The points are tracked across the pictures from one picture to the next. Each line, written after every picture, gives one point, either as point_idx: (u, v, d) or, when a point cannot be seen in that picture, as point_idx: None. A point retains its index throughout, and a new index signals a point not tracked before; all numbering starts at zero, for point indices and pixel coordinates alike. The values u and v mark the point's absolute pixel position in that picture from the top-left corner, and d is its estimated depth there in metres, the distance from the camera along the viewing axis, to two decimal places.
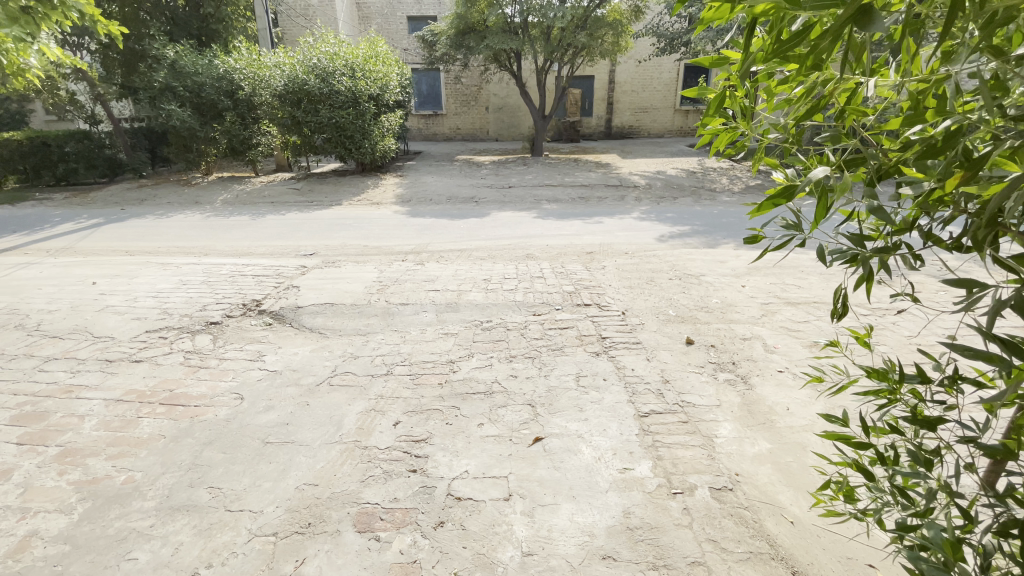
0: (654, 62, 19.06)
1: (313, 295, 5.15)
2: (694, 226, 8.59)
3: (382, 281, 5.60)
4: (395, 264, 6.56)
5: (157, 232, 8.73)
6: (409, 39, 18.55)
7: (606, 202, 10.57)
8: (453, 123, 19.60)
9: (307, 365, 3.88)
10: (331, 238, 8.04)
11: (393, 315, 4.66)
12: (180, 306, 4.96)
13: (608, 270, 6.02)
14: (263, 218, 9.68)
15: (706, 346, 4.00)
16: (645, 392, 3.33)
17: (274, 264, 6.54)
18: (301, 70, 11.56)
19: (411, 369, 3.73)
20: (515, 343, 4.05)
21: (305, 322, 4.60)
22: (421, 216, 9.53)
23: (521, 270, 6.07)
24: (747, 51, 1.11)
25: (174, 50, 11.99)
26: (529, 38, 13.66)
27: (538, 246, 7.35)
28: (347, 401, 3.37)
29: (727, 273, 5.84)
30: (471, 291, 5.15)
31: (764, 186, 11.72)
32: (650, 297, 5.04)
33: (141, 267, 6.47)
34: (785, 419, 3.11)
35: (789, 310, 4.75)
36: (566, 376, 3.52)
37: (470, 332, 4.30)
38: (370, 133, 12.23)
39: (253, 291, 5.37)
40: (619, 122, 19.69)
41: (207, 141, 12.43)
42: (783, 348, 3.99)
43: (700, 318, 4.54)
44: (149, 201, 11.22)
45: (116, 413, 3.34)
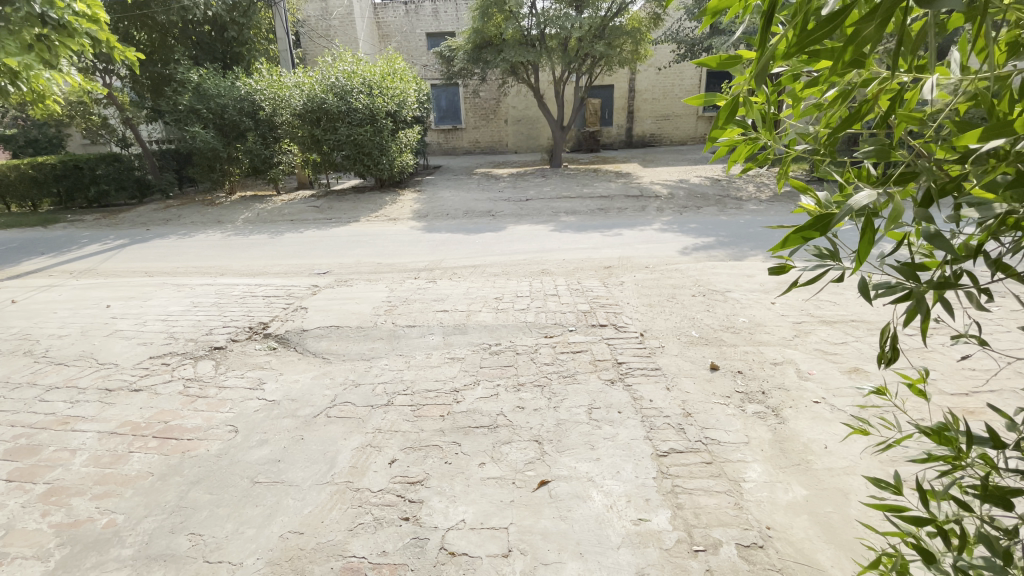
0: (675, 69, 18.73)
1: (320, 317, 5.02)
2: (719, 237, 8.22)
3: (391, 300, 5.45)
4: (407, 282, 6.42)
5: (177, 252, 8.84)
6: (428, 55, 18.72)
7: (626, 213, 10.27)
8: (473, 137, 19.63)
9: (306, 394, 3.72)
10: (346, 256, 7.97)
11: (399, 337, 4.48)
12: (187, 330, 4.91)
13: (627, 287, 5.73)
14: (281, 237, 9.72)
15: (732, 373, 3.66)
16: (665, 427, 3.03)
17: (286, 284, 6.48)
18: (320, 89, 11.69)
19: (413, 399, 3.52)
20: (525, 369, 3.80)
21: (310, 347, 4.46)
22: (436, 232, 9.43)
23: (535, 287, 5.84)
24: (767, 45, 0.87)
25: (198, 74, 12.31)
26: (546, 50, 13.52)
27: (554, 261, 7.10)
28: (343, 435, 3.18)
29: (755, 288, 5.48)
30: (482, 311, 4.94)
31: (793, 193, 11.23)
32: (671, 316, 4.73)
33: (157, 288, 6.51)
34: (823, 460, 2.77)
35: (825, 330, 4.36)
36: (577, 408, 3.25)
37: (477, 356, 4.08)
38: (388, 149, 12.26)
39: (261, 313, 5.29)
40: (640, 131, 19.36)
41: (230, 161, 12.68)
42: (819, 375, 3.62)
43: (725, 339, 4.21)
44: (174, 221, 11.47)
45: (108, 447, 3.25)
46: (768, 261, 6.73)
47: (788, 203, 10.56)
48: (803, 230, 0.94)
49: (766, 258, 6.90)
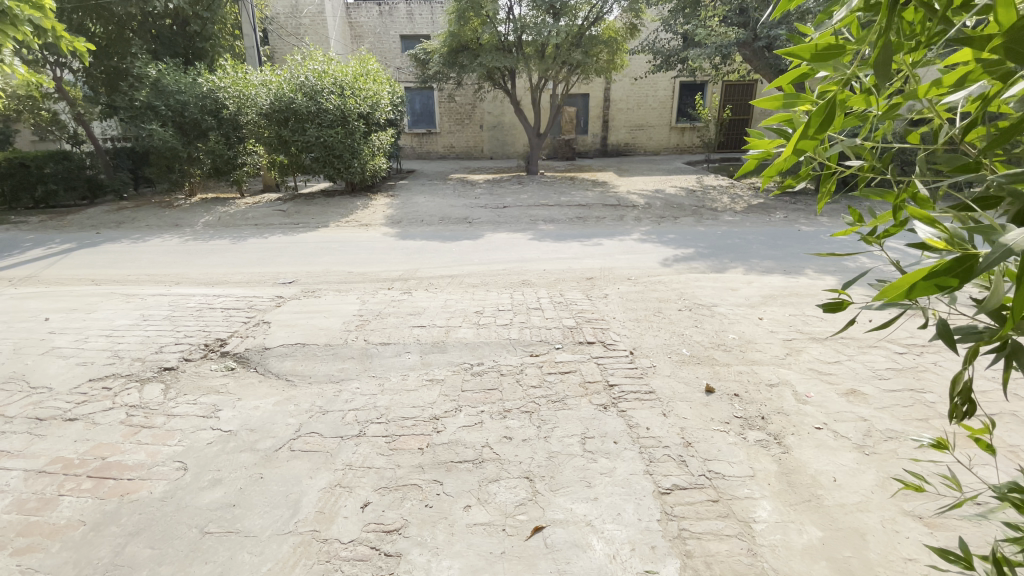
0: (649, 80, 18.87)
1: (285, 332, 4.61)
2: (698, 248, 8.16)
3: (363, 314, 5.09)
4: (380, 293, 6.07)
5: (129, 259, 8.18)
6: (402, 58, 18.33)
7: (604, 222, 10.15)
8: (447, 142, 19.30)
9: (267, 423, 3.33)
10: (314, 264, 7.52)
11: (371, 356, 4.13)
12: (133, 347, 4.41)
13: (611, 300, 5.53)
14: (244, 242, 9.18)
15: (728, 396, 3.48)
16: (665, 460, 2.80)
17: (248, 295, 6.02)
18: (288, 88, 11.18)
19: (389, 429, 3.19)
20: (510, 393, 3.52)
21: (272, 367, 4.07)
22: (411, 239, 9.06)
23: (516, 299, 5.58)
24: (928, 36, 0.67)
25: (157, 69, 11.60)
26: (523, 57, 13.31)
27: (535, 271, 6.86)
28: (309, 473, 2.84)
29: (741, 302, 5.35)
30: (461, 326, 4.63)
31: (766, 205, 11.37)
32: (659, 332, 4.54)
33: (104, 299, 5.93)
34: (834, 496, 2.61)
35: (816, 348, 4.26)
36: (569, 438, 2.99)
37: (458, 378, 3.77)
38: (360, 152, 11.81)
39: (219, 328, 4.85)
40: (615, 140, 19.43)
41: (190, 162, 11.98)
42: (817, 398, 3.48)
43: (718, 358, 4.03)
44: (127, 224, 10.70)
45: (32, 490, 2.79)
46: (750, 273, 6.65)
47: (763, 214, 10.66)
48: (936, 274, 0.70)
49: (747, 271, 6.83)
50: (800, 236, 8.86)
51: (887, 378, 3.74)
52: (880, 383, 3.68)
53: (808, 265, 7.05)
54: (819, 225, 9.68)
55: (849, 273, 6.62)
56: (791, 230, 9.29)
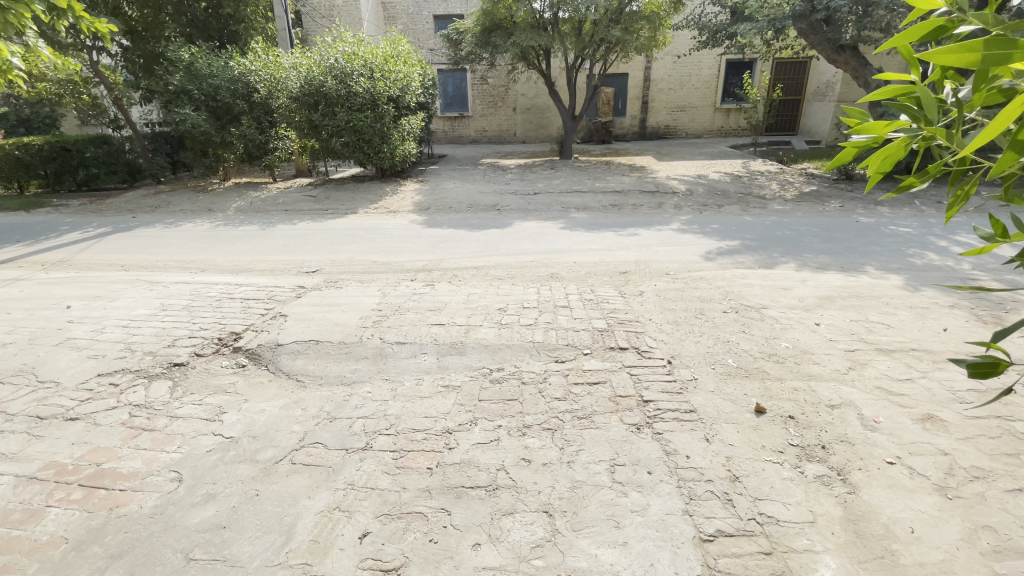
0: (693, 58, 17.82)
1: (299, 327, 4.40)
2: (744, 240, 7.54)
3: (382, 309, 4.82)
4: (402, 285, 5.82)
5: (159, 244, 8.23)
6: (435, 39, 17.93)
7: (640, 210, 9.61)
8: (480, 125, 18.88)
9: (270, 430, 3.13)
10: (339, 253, 7.35)
11: (386, 357, 3.85)
12: (147, 340, 4.32)
13: (647, 298, 5.10)
14: (271, 228, 9.13)
15: (782, 418, 3.05)
16: (709, 498, 2.41)
17: (269, 285, 5.89)
18: (318, 71, 11.02)
19: (397, 443, 2.91)
20: (532, 406, 3.18)
21: (283, 365, 3.87)
22: (438, 227, 8.79)
23: (543, 295, 5.21)
24: None
25: (190, 52, 11.63)
26: (559, 35, 12.69)
27: (565, 264, 6.46)
28: (307, 492, 2.60)
29: (794, 304, 4.81)
30: (483, 326, 4.30)
31: (820, 192, 10.50)
32: (701, 339, 4.09)
33: (128, 286, 5.91)
34: (913, 552, 2.18)
35: (883, 362, 3.72)
36: (596, 465, 2.64)
37: (476, 385, 3.46)
38: (389, 136, 11.56)
39: (235, 320, 4.72)
40: (654, 122, 18.55)
41: (224, 146, 12.04)
42: (888, 424, 3.00)
43: (768, 372, 3.57)
44: (162, 208, 10.86)
45: (21, 499, 2.67)
46: (802, 270, 6.05)
47: (816, 203, 9.85)
48: None
49: (800, 267, 6.23)
50: (859, 228, 8.08)
51: (972, 402, 3.19)
52: (962, 408, 3.14)
53: (869, 262, 6.37)
54: (879, 215, 8.84)
55: (918, 272, 5.91)
56: (849, 221, 8.50)
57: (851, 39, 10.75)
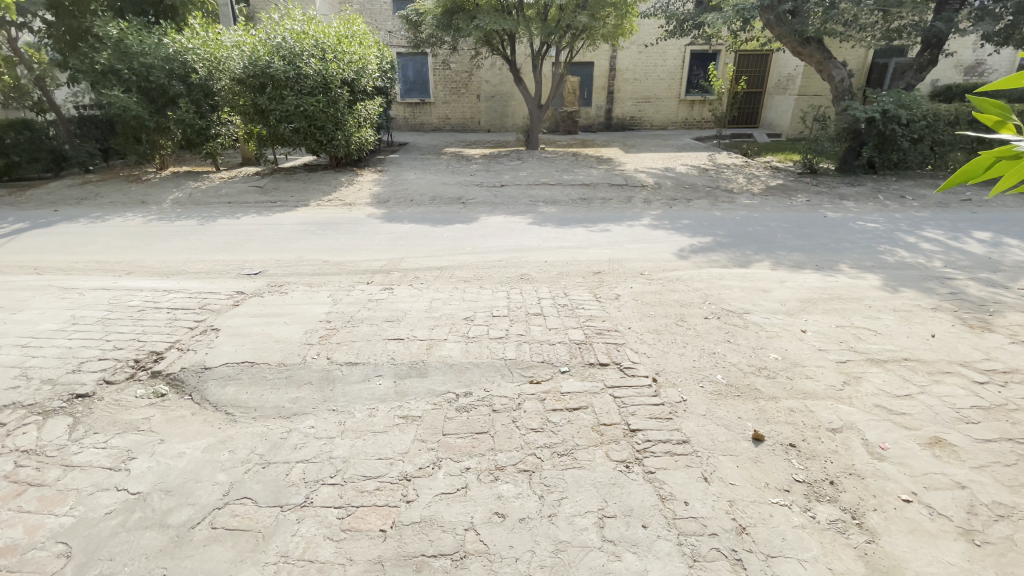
0: (658, 48, 17.64)
1: (232, 345, 3.80)
2: (717, 236, 7.32)
3: (331, 320, 4.26)
4: (357, 289, 5.28)
5: (82, 241, 7.31)
6: (394, 21, 17.02)
7: (610, 204, 9.31)
8: (442, 113, 18.15)
9: (189, 481, 2.58)
10: (287, 251, 6.69)
11: (333, 382, 3.33)
12: (49, 364, 3.62)
13: (623, 302, 4.76)
14: (213, 222, 8.30)
15: (783, 447, 2.75)
16: (715, 559, 2.07)
17: (204, 291, 5.21)
18: (263, 50, 10.09)
19: (344, 496, 2.43)
20: (504, 440, 2.74)
21: (210, 395, 3.29)
22: (398, 221, 8.20)
23: (513, 300, 4.77)
24: None
25: (118, 27, 10.44)
26: (524, 19, 12.16)
27: (535, 264, 6.05)
28: (228, 570, 2.10)
29: (776, 308, 4.56)
30: (447, 340, 3.82)
31: (786, 186, 10.49)
32: (685, 351, 3.76)
33: (36, 293, 5.11)
34: None
35: (877, 374, 3.50)
36: (582, 519, 2.25)
37: (439, 415, 3.00)
38: (344, 123, 10.78)
39: (160, 336, 4.06)
40: (619, 113, 18.32)
41: (160, 132, 10.94)
42: (896, 453, 2.75)
43: (760, 390, 3.27)
44: (89, 200, 9.77)
45: None
46: (779, 269, 5.84)
47: (784, 197, 9.81)
48: None
49: (775, 265, 6.03)
50: (828, 223, 8.02)
51: (976, 422, 3.00)
52: (968, 430, 2.94)
53: (843, 259, 6.27)
54: (845, 210, 8.85)
55: (892, 270, 5.83)
56: (816, 217, 8.45)
57: (815, 32, 10.68)
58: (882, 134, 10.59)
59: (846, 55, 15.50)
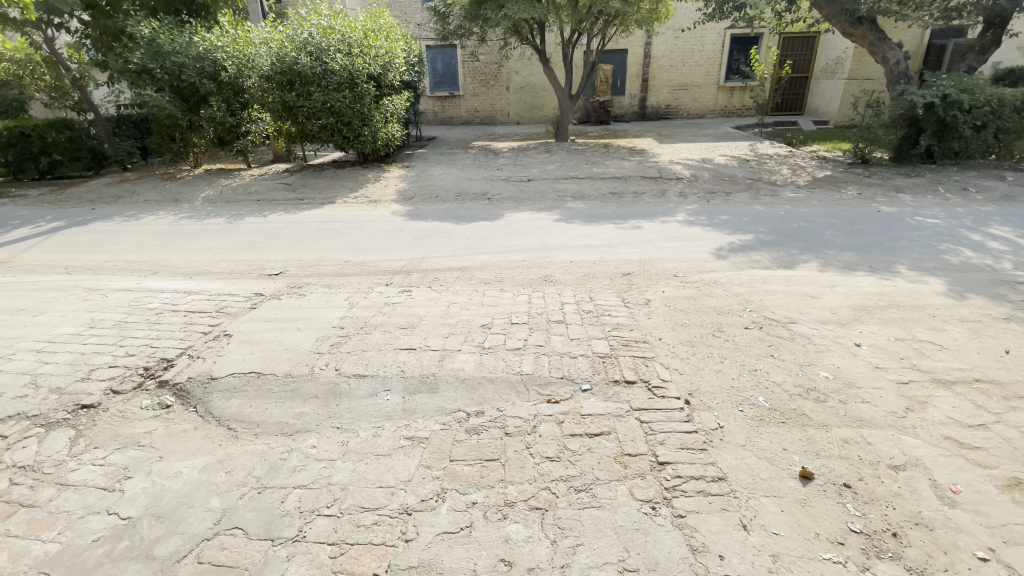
0: (696, 32, 16.85)
1: (240, 354, 3.67)
2: (758, 234, 6.81)
3: (344, 327, 4.09)
4: (375, 291, 5.11)
5: (115, 240, 7.45)
6: (422, 13, 16.86)
7: (642, 198, 8.87)
8: (471, 105, 17.92)
9: (181, 506, 2.44)
10: (309, 251, 6.60)
11: (340, 396, 3.15)
12: (59, 371, 3.59)
13: (654, 308, 4.41)
14: (240, 221, 8.34)
15: (836, 488, 2.40)
16: None
17: (222, 292, 5.15)
18: (291, 47, 10.08)
19: (339, 531, 2.24)
20: (515, 471, 2.48)
21: (213, 408, 3.18)
22: (422, 218, 8.03)
23: (534, 305, 4.48)
24: None
25: (151, 27, 10.61)
26: (553, 7, 11.74)
27: (560, 264, 5.75)
28: None
29: (826, 318, 4.12)
30: (460, 351, 3.58)
31: (835, 178, 9.76)
32: (722, 368, 3.39)
33: (62, 295, 5.17)
34: None
35: (944, 399, 3.04)
36: (598, 572, 1.98)
37: (448, 438, 2.77)
38: (371, 118, 10.67)
39: (171, 342, 3.99)
40: (654, 101, 17.62)
41: (192, 130, 11.11)
42: (972, 499, 2.34)
43: (808, 416, 2.89)
44: (125, 198, 10.01)
45: None
46: (828, 271, 5.33)
47: (832, 190, 9.11)
48: None
49: (823, 267, 5.52)
50: (882, 219, 7.36)
51: None
52: None
53: (900, 260, 5.69)
54: (902, 203, 8.13)
55: (957, 273, 5.24)
56: (869, 211, 7.78)
57: (868, 10, 9.85)
58: (942, 120, 9.70)
59: (904, 33, 14.36)
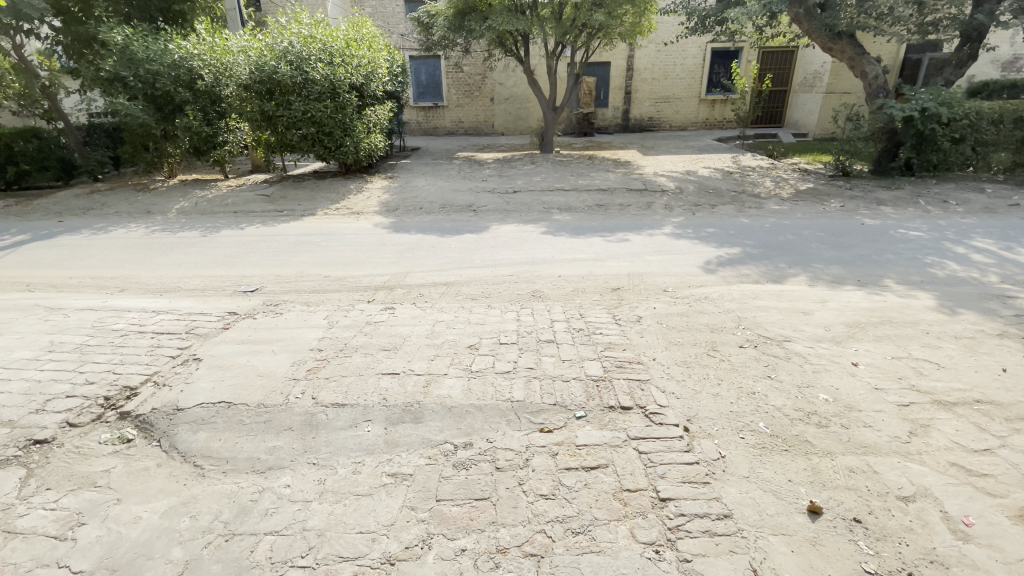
0: (677, 46, 17.07)
1: (210, 381, 3.43)
2: (745, 247, 6.78)
3: (323, 349, 3.87)
4: (356, 308, 4.90)
5: (81, 255, 7.09)
6: (406, 23, 16.77)
7: (629, 210, 8.82)
8: (455, 116, 17.83)
9: (139, 558, 2.21)
10: (288, 266, 6.35)
11: (317, 428, 2.93)
12: (11, 402, 3.31)
13: (647, 326, 4.29)
14: (215, 234, 8.04)
15: (846, 524, 2.27)
16: None
17: (194, 311, 4.88)
18: (270, 56, 9.84)
19: None
20: (508, 511, 2.31)
21: (179, 443, 2.93)
22: (405, 231, 7.83)
23: (523, 323, 4.32)
24: None
25: (124, 34, 10.27)
26: (538, 19, 11.74)
27: (548, 279, 5.61)
28: None
29: (820, 335, 4.04)
30: (447, 375, 3.39)
31: (817, 190, 9.85)
32: (720, 391, 3.26)
33: (21, 315, 4.85)
34: None
35: (947, 422, 2.96)
36: None
37: (434, 473, 2.58)
38: (353, 128, 10.47)
39: (136, 367, 3.72)
40: (637, 113, 17.76)
41: (167, 139, 10.76)
42: (987, 532, 2.23)
43: (812, 443, 2.77)
44: (95, 210, 9.62)
45: None
46: (818, 286, 5.29)
47: (815, 202, 9.19)
48: None
49: (812, 281, 5.49)
50: (866, 231, 7.41)
51: None
52: None
53: (887, 273, 5.69)
54: (884, 216, 8.21)
55: (944, 286, 5.25)
56: (853, 224, 7.83)
57: (847, 26, 10.02)
58: (921, 133, 9.90)
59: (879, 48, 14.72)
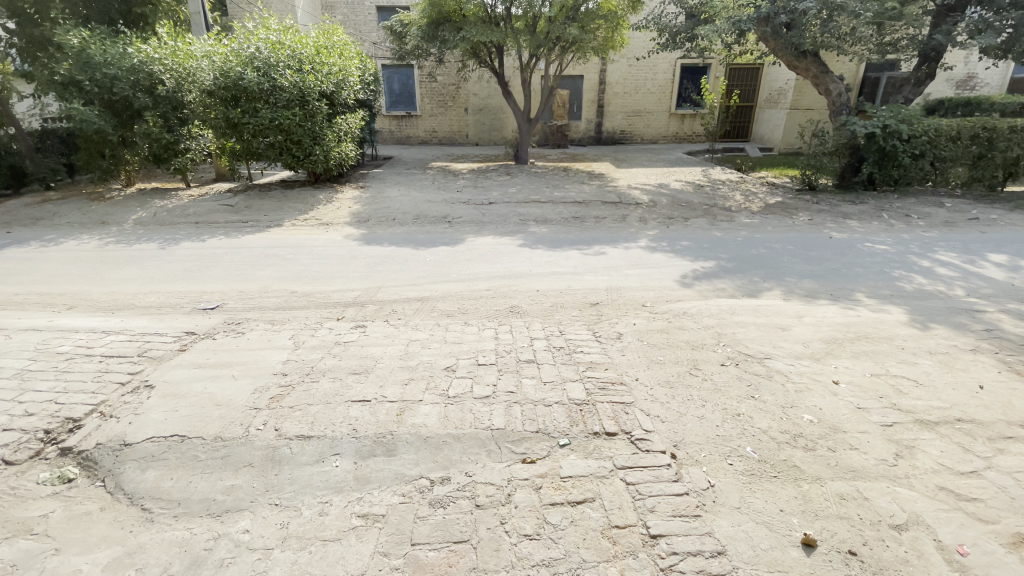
0: (648, 61, 17.38)
1: (163, 412, 3.14)
2: (720, 260, 6.81)
3: (288, 374, 3.61)
4: (325, 326, 4.65)
5: (24, 269, 6.59)
6: (378, 32, 16.57)
7: (604, 223, 8.80)
8: (429, 125, 17.65)
9: None
10: (252, 280, 6.04)
11: (280, 464, 2.70)
12: None
13: (627, 344, 4.19)
14: (175, 246, 7.62)
15: (842, 557, 2.19)
16: None
17: (149, 331, 4.55)
18: (236, 61, 9.47)
19: None
20: (490, 556, 2.14)
21: (126, 482, 2.65)
22: (377, 243, 7.59)
23: (501, 342, 4.16)
24: None
25: (79, 36, 9.74)
26: (512, 31, 11.71)
27: (525, 294, 5.48)
28: None
29: (800, 352, 4.02)
30: (422, 402, 3.20)
31: (786, 204, 10.06)
32: (705, 413, 3.17)
33: None
34: None
35: (931, 443, 2.94)
36: None
37: (409, 513, 2.39)
38: (323, 137, 10.19)
39: (81, 396, 3.39)
40: (610, 126, 17.96)
41: (125, 146, 10.22)
42: (981, 562, 2.19)
43: (800, 468, 2.71)
44: (43, 220, 9.03)
45: None
46: (793, 300, 5.33)
47: (785, 215, 9.38)
48: None
49: (787, 295, 5.52)
50: (835, 244, 7.57)
51: None
52: None
53: (859, 287, 5.78)
54: (850, 230, 8.42)
55: (914, 300, 5.36)
56: (822, 237, 7.99)
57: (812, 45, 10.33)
58: (883, 149, 10.29)
59: (841, 67, 15.28)
